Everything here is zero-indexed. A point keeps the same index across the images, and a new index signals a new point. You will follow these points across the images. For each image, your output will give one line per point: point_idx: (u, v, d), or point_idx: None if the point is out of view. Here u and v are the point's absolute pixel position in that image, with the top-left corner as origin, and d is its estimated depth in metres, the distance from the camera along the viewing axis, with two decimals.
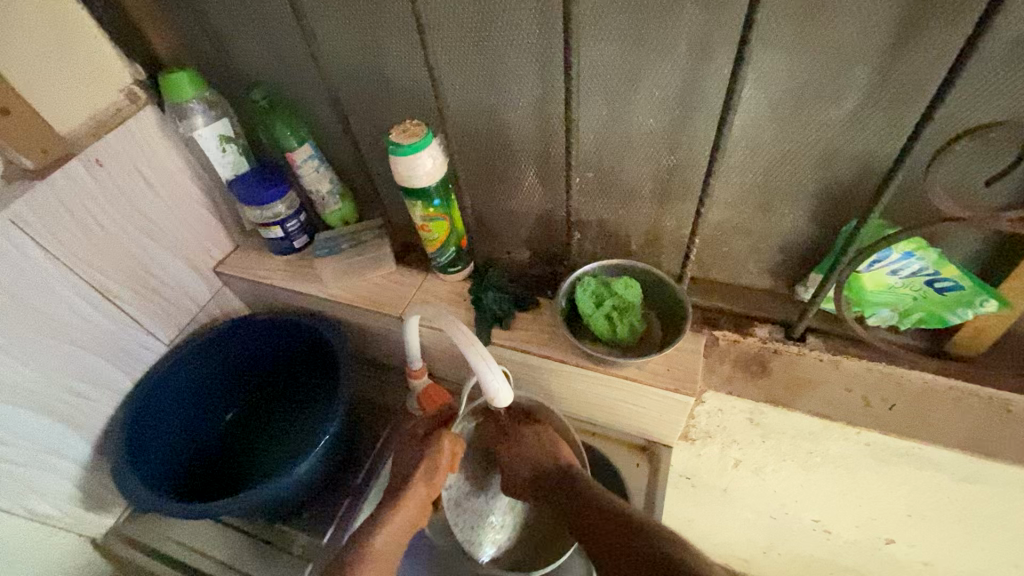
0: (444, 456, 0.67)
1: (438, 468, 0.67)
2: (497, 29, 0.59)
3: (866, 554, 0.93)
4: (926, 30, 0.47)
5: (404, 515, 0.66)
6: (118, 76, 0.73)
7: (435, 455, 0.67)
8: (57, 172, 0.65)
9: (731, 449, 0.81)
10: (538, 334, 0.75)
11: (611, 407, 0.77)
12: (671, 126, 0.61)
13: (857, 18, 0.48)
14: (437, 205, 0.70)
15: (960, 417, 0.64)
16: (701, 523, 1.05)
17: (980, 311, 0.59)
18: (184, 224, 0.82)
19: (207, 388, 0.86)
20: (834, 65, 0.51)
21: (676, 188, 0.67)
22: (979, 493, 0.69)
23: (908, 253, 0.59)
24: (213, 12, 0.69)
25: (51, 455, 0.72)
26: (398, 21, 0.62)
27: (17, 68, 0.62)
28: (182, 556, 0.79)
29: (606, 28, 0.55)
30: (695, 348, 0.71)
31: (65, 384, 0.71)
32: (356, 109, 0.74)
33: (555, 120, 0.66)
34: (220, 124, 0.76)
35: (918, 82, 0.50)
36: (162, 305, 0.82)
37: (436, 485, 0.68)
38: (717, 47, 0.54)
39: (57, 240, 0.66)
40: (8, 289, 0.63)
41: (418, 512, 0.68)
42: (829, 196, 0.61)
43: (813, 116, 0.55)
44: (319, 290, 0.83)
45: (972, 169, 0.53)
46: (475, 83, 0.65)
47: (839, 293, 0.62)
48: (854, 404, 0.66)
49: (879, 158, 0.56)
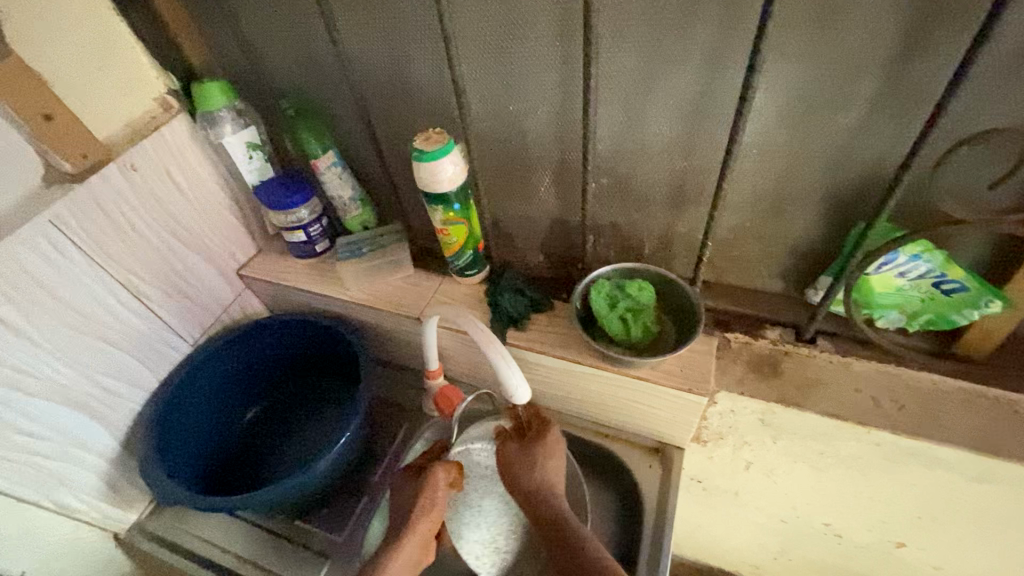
0: (442, 483, 0.68)
1: (435, 501, 0.67)
2: (520, 38, 0.62)
3: (877, 558, 0.94)
4: (930, 41, 0.49)
5: (409, 551, 0.65)
6: (153, 86, 0.76)
7: (431, 488, 0.67)
8: (95, 176, 0.68)
9: (743, 450, 0.82)
10: (554, 335, 0.77)
11: (624, 407, 0.79)
12: (686, 132, 0.64)
13: (866, 30, 0.50)
14: (457, 209, 0.73)
15: (968, 417, 0.66)
16: (712, 527, 1.06)
17: (987, 311, 0.61)
18: (210, 227, 0.85)
19: (230, 386, 0.88)
20: (844, 74, 0.53)
21: (689, 193, 0.70)
22: (988, 493, 0.70)
23: (915, 255, 0.61)
24: (245, 23, 0.73)
25: (80, 450, 0.74)
26: (424, 31, 0.65)
27: (60, 75, 0.65)
28: (201, 550, 0.81)
29: (625, 39, 0.58)
30: (708, 349, 0.72)
31: (95, 380, 0.73)
32: (380, 117, 0.77)
33: (572, 127, 0.68)
34: (247, 132, 0.79)
35: (925, 89, 0.52)
36: (188, 306, 0.84)
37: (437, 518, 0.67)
38: (731, 56, 0.56)
39: (93, 241, 0.69)
40: (47, 288, 0.66)
41: (420, 550, 0.67)
42: (838, 200, 0.63)
43: (823, 122, 0.57)
44: (339, 292, 0.85)
45: (976, 174, 0.55)
46: (496, 92, 0.68)
47: (848, 295, 0.63)
48: (864, 404, 0.68)
49: (887, 162, 0.58)
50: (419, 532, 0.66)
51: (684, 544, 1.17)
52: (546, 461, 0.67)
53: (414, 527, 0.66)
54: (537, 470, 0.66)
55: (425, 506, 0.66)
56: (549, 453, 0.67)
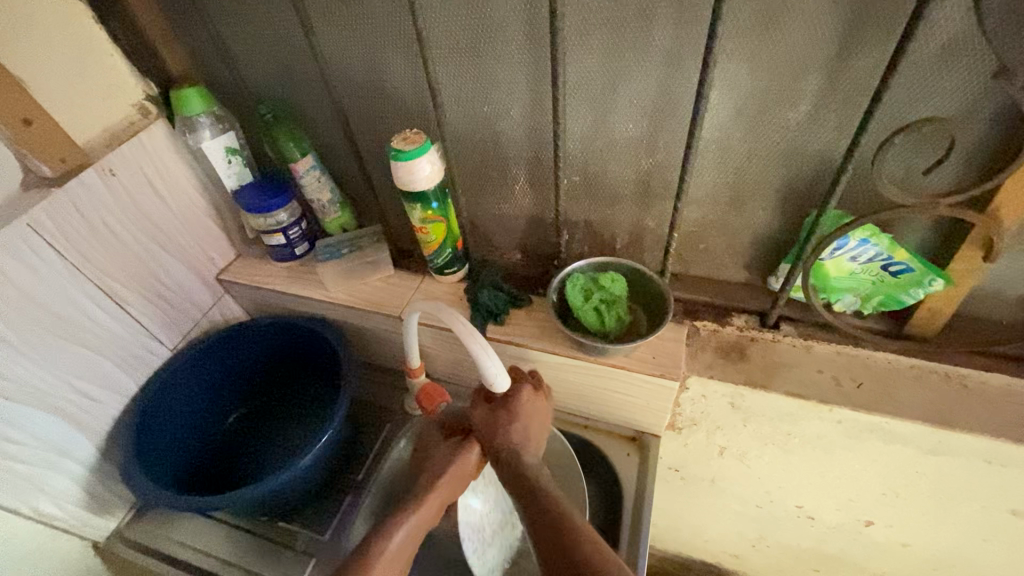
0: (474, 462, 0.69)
1: (465, 472, 0.69)
2: (490, 43, 0.65)
3: (848, 539, 0.97)
4: (864, 40, 0.54)
5: (428, 508, 0.65)
6: (132, 92, 0.77)
7: (467, 458, 0.69)
8: (74, 181, 0.68)
9: (716, 436, 0.86)
10: (530, 328, 0.79)
11: (601, 398, 0.82)
12: (650, 129, 0.67)
13: (807, 31, 0.55)
14: (435, 208, 0.75)
15: (921, 392, 0.70)
16: (692, 518, 1.09)
17: (930, 290, 0.66)
18: (189, 232, 0.86)
19: (210, 391, 0.89)
20: (790, 72, 0.58)
21: (656, 188, 0.73)
22: (943, 465, 0.74)
23: (864, 240, 0.66)
24: (224, 31, 0.75)
25: (58, 456, 0.74)
26: (399, 36, 0.68)
27: (39, 80, 0.66)
28: (183, 556, 0.80)
29: (589, 41, 0.62)
30: (678, 337, 0.76)
31: (73, 385, 0.73)
32: (358, 121, 0.79)
33: (544, 126, 0.71)
34: (226, 136, 0.81)
35: (861, 86, 0.57)
36: (167, 310, 0.84)
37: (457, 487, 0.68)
38: (687, 58, 0.60)
39: (71, 244, 0.70)
40: (25, 292, 0.66)
41: (434, 513, 0.66)
42: (792, 192, 0.68)
43: (774, 118, 0.62)
44: (320, 293, 0.86)
45: (912, 162, 0.59)
46: (470, 95, 0.71)
47: (805, 281, 0.68)
48: (826, 383, 0.72)
49: (834, 154, 0.63)
50: (440, 493, 0.66)
51: (665, 537, 1.20)
52: (512, 420, 0.66)
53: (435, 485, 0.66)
54: (501, 429, 0.66)
55: (454, 472, 0.68)
56: (515, 414, 0.67)
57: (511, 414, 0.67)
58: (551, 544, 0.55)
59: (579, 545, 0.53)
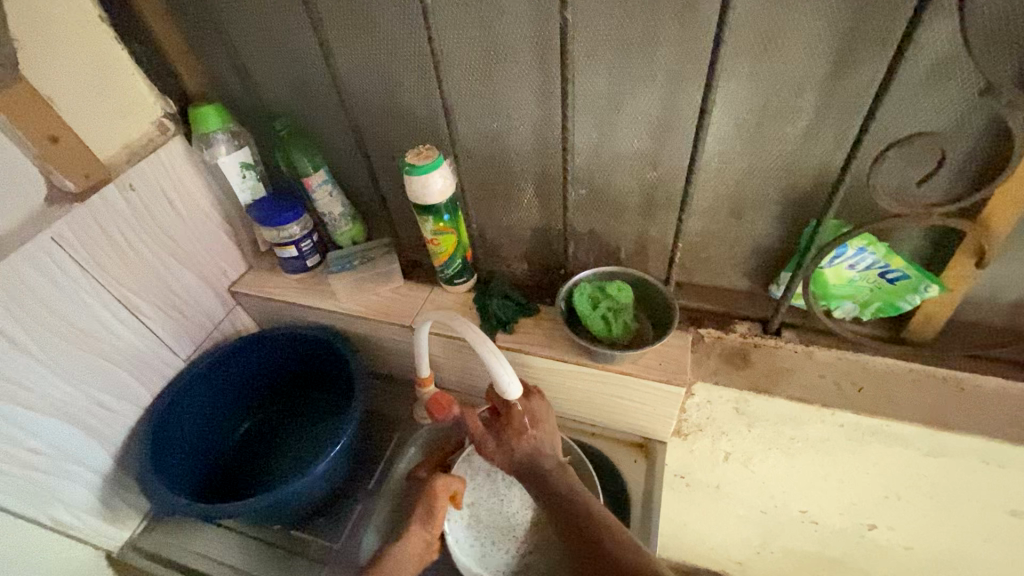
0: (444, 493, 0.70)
1: (433, 506, 0.69)
2: (500, 62, 0.68)
3: (851, 543, 0.99)
4: (857, 60, 0.57)
5: (414, 544, 0.68)
6: (151, 110, 0.80)
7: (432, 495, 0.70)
8: (95, 196, 0.71)
9: (720, 441, 0.87)
10: (539, 336, 0.81)
11: (609, 405, 0.83)
12: (654, 145, 0.70)
13: (804, 52, 0.58)
14: (446, 220, 0.77)
15: (920, 396, 0.72)
16: (697, 524, 1.10)
17: (926, 296, 0.69)
18: (203, 245, 0.87)
19: (221, 400, 0.90)
20: (788, 90, 0.61)
21: (660, 200, 0.76)
22: (943, 466, 0.76)
23: (861, 248, 0.68)
24: (242, 52, 0.77)
25: (74, 465, 0.75)
26: (413, 57, 0.71)
27: (64, 98, 0.69)
28: (196, 564, 0.81)
29: (596, 61, 0.65)
30: (683, 343, 0.78)
31: (91, 395, 0.75)
32: (371, 136, 0.82)
33: (552, 141, 0.74)
34: (241, 153, 0.83)
35: (854, 104, 0.60)
36: (182, 321, 0.86)
37: (437, 522, 0.70)
38: (690, 77, 0.63)
39: (91, 257, 0.71)
40: (47, 304, 0.68)
41: (423, 550, 0.69)
42: (792, 202, 0.70)
43: (774, 132, 0.64)
44: (332, 304, 0.88)
45: (905, 174, 0.62)
46: (480, 111, 0.74)
47: (806, 288, 0.70)
48: (827, 388, 0.74)
49: (831, 167, 0.66)
50: (420, 532, 0.69)
51: (670, 545, 1.21)
52: (522, 432, 0.68)
53: (416, 524, 0.69)
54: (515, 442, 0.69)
55: (428, 507, 0.70)
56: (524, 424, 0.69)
57: (517, 429, 0.68)
58: (578, 536, 0.64)
59: (604, 539, 0.62)
